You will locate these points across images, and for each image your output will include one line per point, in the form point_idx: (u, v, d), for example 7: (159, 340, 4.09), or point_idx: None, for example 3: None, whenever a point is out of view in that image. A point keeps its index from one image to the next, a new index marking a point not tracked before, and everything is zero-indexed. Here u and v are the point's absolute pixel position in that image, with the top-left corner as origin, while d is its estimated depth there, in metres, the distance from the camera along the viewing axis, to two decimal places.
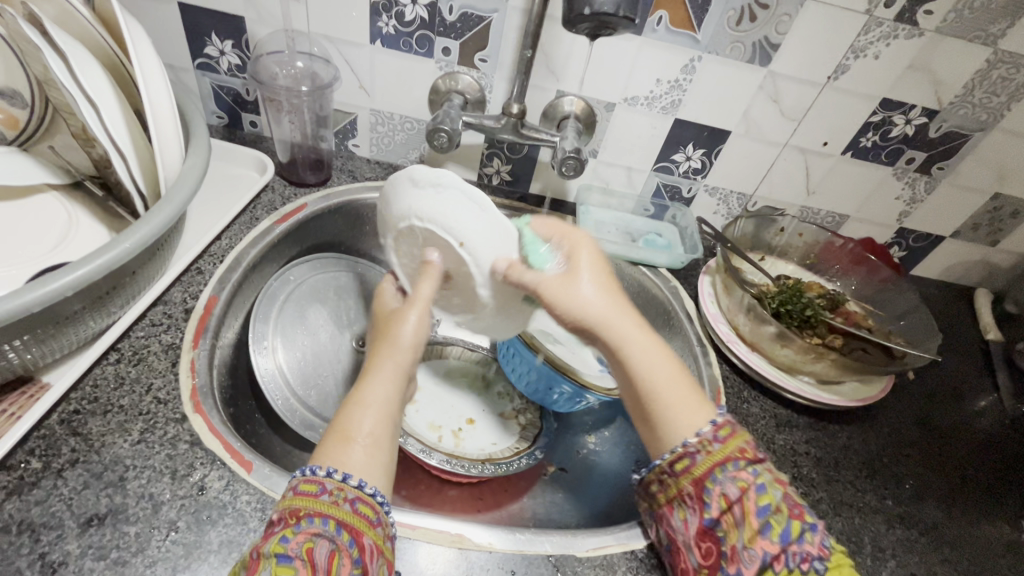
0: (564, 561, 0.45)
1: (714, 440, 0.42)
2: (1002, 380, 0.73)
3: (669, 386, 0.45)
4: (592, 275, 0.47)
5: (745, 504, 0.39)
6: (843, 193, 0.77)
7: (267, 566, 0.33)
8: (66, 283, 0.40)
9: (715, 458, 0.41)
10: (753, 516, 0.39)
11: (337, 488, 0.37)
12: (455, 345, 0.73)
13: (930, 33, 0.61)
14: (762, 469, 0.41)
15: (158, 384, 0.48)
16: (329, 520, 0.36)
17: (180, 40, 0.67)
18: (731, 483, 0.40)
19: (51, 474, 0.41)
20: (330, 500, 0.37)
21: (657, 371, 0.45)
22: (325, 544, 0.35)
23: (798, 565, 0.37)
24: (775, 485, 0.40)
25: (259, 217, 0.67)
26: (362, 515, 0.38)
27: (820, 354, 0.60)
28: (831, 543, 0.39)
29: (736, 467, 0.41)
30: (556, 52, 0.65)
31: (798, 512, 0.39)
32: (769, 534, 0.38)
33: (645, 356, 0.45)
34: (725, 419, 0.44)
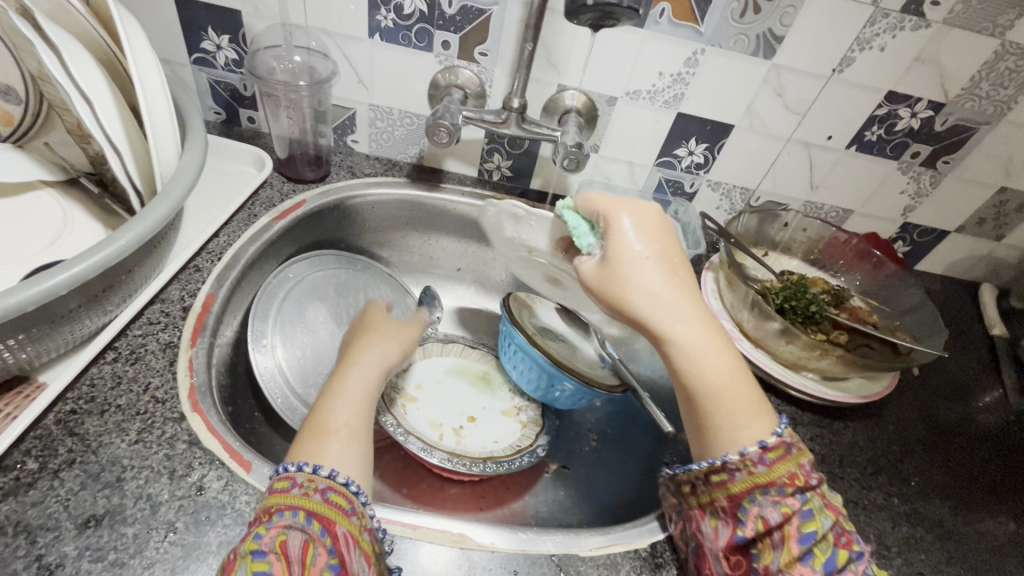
0: (568, 561, 0.44)
1: (760, 462, 0.41)
2: (1007, 376, 0.72)
3: (729, 393, 0.43)
4: (661, 271, 0.43)
5: (786, 529, 0.39)
6: (847, 187, 0.76)
7: (243, 564, 0.34)
8: (60, 281, 0.40)
9: (759, 480, 0.41)
10: (795, 543, 0.39)
11: (307, 481, 0.39)
12: (456, 343, 0.73)
13: (937, 24, 0.60)
14: (810, 496, 0.40)
15: (156, 383, 0.47)
16: (299, 511, 0.37)
17: (177, 35, 0.66)
18: (772, 507, 0.40)
19: (47, 475, 0.40)
20: (300, 492, 0.39)
21: (716, 375, 0.43)
22: (299, 534, 0.36)
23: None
24: (822, 512, 0.40)
25: (257, 214, 0.66)
26: (335, 505, 0.39)
27: (825, 350, 0.59)
28: (871, 570, 0.40)
29: (781, 492, 0.40)
30: (557, 45, 0.64)
31: (843, 540, 0.40)
32: (810, 561, 0.38)
33: (707, 363, 0.43)
34: (779, 440, 0.42)
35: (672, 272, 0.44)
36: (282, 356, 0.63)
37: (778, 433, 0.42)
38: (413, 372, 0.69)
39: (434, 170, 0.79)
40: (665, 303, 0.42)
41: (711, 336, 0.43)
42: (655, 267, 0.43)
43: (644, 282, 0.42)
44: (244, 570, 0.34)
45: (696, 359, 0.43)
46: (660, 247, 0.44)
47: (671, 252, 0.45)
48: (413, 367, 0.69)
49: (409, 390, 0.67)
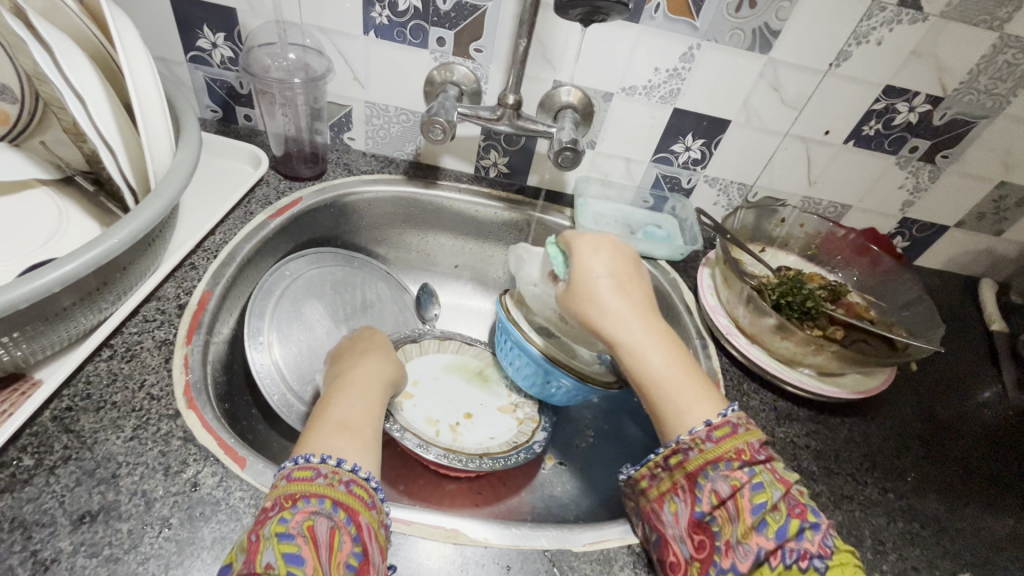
0: (561, 556, 0.44)
1: (708, 439, 0.43)
2: (1006, 371, 0.72)
3: (677, 388, 0.46)
4: (612, 282, 0.49)
5: (738, 501, 0.40)
6: (845, 182, 0.76)
7: (270, 545, 0.35)
8: (53, 279, 0.40)
9: (708, 456, 0.43)
10: (748, 514, 0.40)
11: (331, 472, 0.40)
12: (454, 339, 0.74)
13: (934, 18, 0.59)
14: (760, 470, 0.42)
15: (151, 380, 0.48)
16: (324, 499, 0.38)
17: (172, 33, 0.66)
18: (723, 481, 0.41)
19: (44, 471, 0.40)
20: (324, 482, 0.39)
21: (665, 373, 0.47)
22: (325, 521, 0.37)
23: (795, 561, 0.38)
24: (774, 484, 0.41)
25: (253, 212, 0.66)
26: (358, 497, 0.39)
27: (821, 346, 0.59)
28: (834, 541, 0.40)
29: (730, 466, 0.42)
30: (552, 41, 0.64)
31: (798, 511, 0.41)
32: (764, 531, 0.39)
33: (657, 358, 0.47)
34: (724, 419, 0.44)
35: (625, 287, 0.50)
36: (278, 352, 0.63)
37: (722, 414, 0.45)
38: (410, 367, 0.69)
39: (430, 168, 0.79)
40: (616, 310, 0.48)
41: (661, 340, 0.48)
42: (609, 280, 0.49)
43: (600, 291, 0.49)
44: (272, 551, 0.34)
45: (645, 357, 0.47)
46: (614, 264, 0.51)
47: (625, 270, 0.51)
48: (410, 364, 0.69)
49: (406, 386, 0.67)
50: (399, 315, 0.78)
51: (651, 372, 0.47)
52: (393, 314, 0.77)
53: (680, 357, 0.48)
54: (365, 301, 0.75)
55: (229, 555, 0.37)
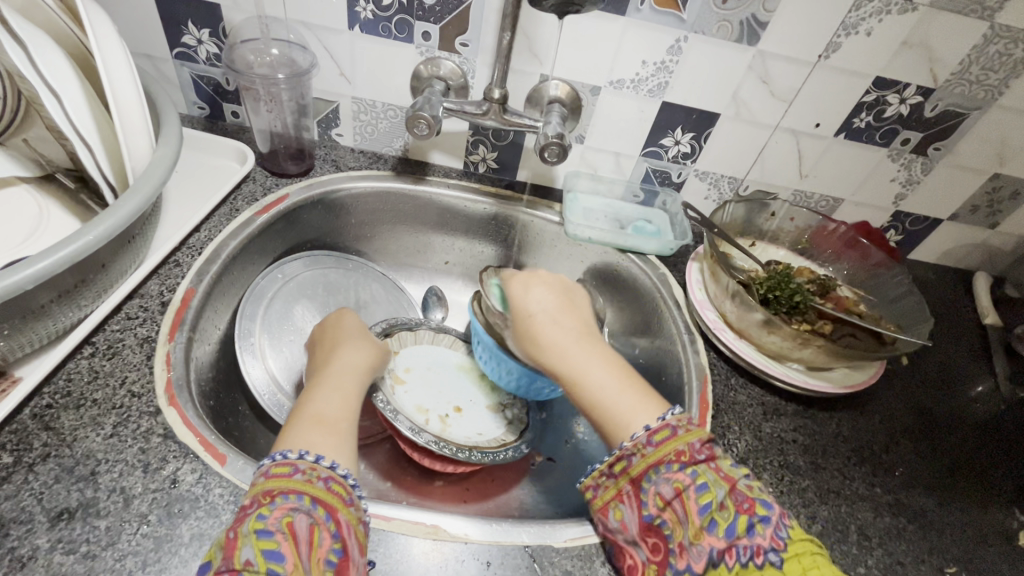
0: (541, 552, 0.44)
1: (649, 444, 0.44)
2: (999, 365, 0.72)
3: (615, 404, 0.47)
4: (546, 311, 0.53)
5: (684, 501, 0.40)
6: (836, 176, 0.75)
7: (249, 542, 0.35)
8: (27, 276, 0.40)
9: (650, 460, 0.43)
10: (695, 515, 0.39)
11: (309, 468, 0.40)
12: (448, 334, 0.73)
13: (924, 8, 0.59)
14: (703, 469, 0.41)
15: (132, 377, 0.48)
16: (303, 496, 0.38)
17: (157, 29, 0.66)
18: (666, 483, 0.42)
19: (22, 469, 0.40)
20: (303, 478, 0.39)
21: (603, 391, 0.48)
22: (304, 517, 0.37)
23: (750, 559, 0.37)
24: (719, 483, 0.41)
25: (239, 209, 0.66)
26: (336, 493, 0.39)
27: (806, 339, 0.58)
28: (789, 532, 0.38)
29: (672, 468, 0.42)
30: (538, 35, 0.64)
31: (748, 506, 0.39)
32: (715, 530, 0.38)
33: (597, 377, 0.49)
34: (661, 421, 0.45)
35: (565, 317, 0.53)
36: (270, 357, 0.64)
37: (659, 418, 0.45)
38: (404, 355, 0.69)
39: (420, 163, 0.78)
40: (553, 338, 0.51)
41: (599, 362, 0.50)
42: (546, 316, 0.53)
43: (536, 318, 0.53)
44: (251, 547, 0.34)
45: (584, 379, 0.49)
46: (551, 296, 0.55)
47: (562, 303, 0.55)
48: (402, 352, 0.69)
49: (398, 372, 0.67)
50: (390, 312, 0.78)
51: (590, 392, 0.48)
52: (385, 312, 0.78)
53: (620, 376, 0.49)
54: (358, 301, 0.76)
55: (207, 555, 0.37)
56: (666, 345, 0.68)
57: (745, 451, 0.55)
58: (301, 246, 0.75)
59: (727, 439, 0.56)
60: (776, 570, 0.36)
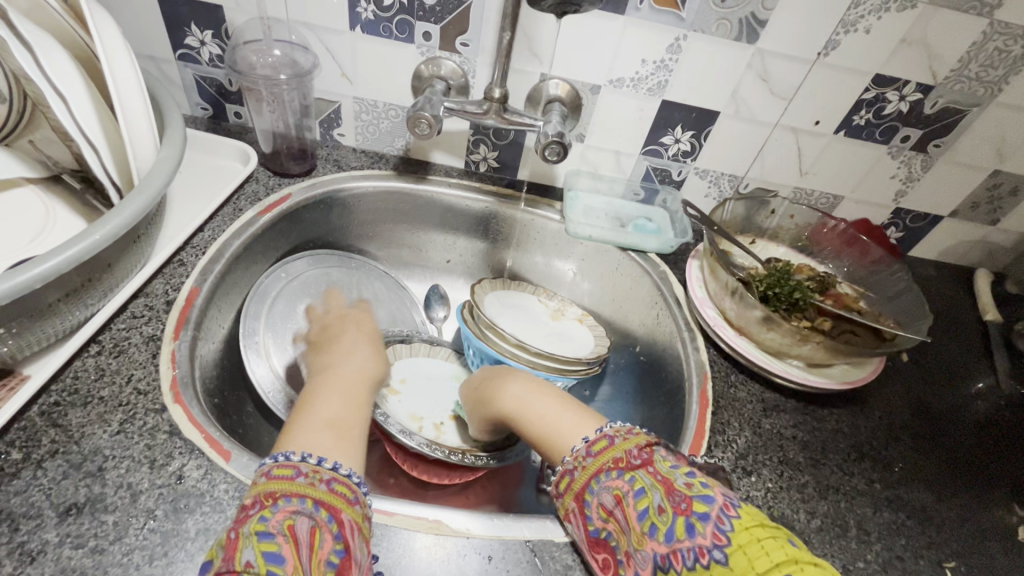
0: (542, 546, 0.45)
1: (588, 455, 0.45)
2: (1000, 361, 0.72)
3: (559, 426, 0.50)
4: (486, 381, 0.60)
5: (623, 509, 0.40)
6: (836, 173, 0.75)
7: (251, 543, 0.35)
8: (35, 275, 0.41)
9: (590, 471, 0.44)
10: (634, 522, 0.40)
11: (313, 471, 0.41)
12: (443, 346, 0.75)
13: (923, 5, 0.59)
14: (641, 474, 0.41)
15: (139, 374, 0.48)
16: (306, 499, 0.39)
17: (160, 31, 0.67)
18: (606, 492, 0.42)
19: (31, 465, 0.41)
20: (306, 481, 0.40)
21: (548, 422, 0.51)
22: (305, 520, 0.37)
23: (696, 560, 0.37)
24: (656, 486, 0.40)
25: (243, 208, 0.67)
26: (340, 495, 0.40)
27: (806, 336, 0.59)
28: (733, 523, 0.37)
29: (610, 476, 0.43)
30: (537, 34, 0.64)
31: (686, 505, 0.39)
32: (655, 535, 0.38)
33: (546, 411, 0.52)
34: (600, 433, 0.46)
35: (489, 376, 0.60)
36: (273, 355, 0.64)
37: (597, 431, 0.47)
38: (399, 366, 0.69)
39: (421, 163, 0.79)
40: (485, 391, 0.58)
41: (541, 396, 0.54)
42: (484, 381, 0.60)
43: (482, 388, 0.59)
44: (252, 548, 0.35)
45: (530, 415, 0.53)
46: (490, 371, 0.62)
47: (497, 370, 0.61)
48: (397, 363, 0.69)
49: (393, 383, 0.67)
50: (392, 311, 0.79)
51: (538, 424, 0.52)
52: (387, 311, 0.78)
53: (564, 406, 0.53)
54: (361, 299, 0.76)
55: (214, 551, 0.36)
56: (667, 343, 0.69)
57: (744, 447, 0.55)
58: (303, 246, 0.76)
59: (727, 434, 0.56)
60: (720, 568, 0.35)
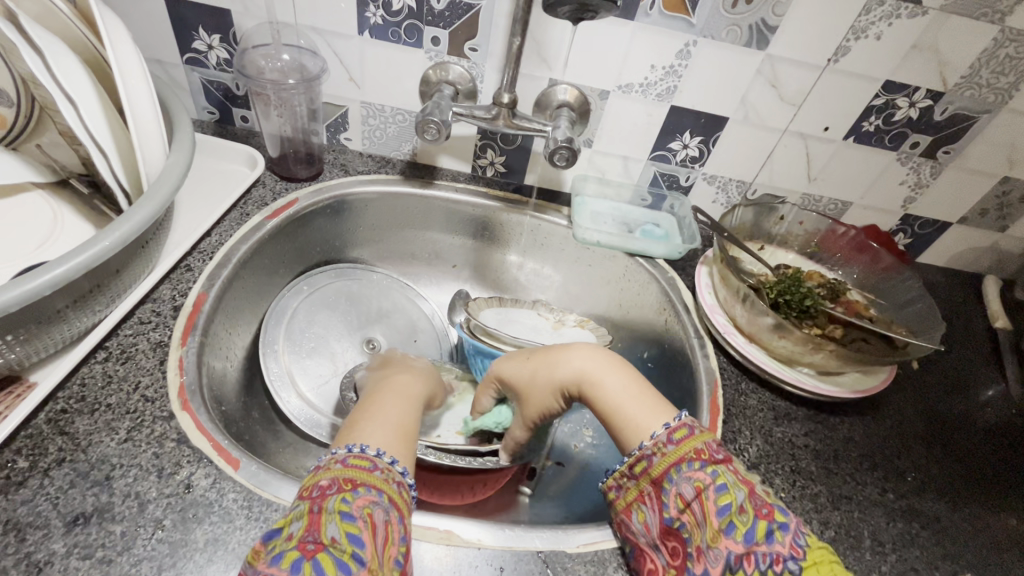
0: (554, 557, 0.44)
1: (668, 443, 0.44)
2: (1011, 369, 0.71)
3: (620, 405, 0.48)
4: (514, 365, 0.56)
5: (702, 503, 0.39)
6: (846, 180, 0.75)
7: (334, 520, 0.35)
8: (44, 282, 0.40)
9: (670, 459, 0.43)
10: (713, 517, 0.38)
11: (387, 468, 0.41)
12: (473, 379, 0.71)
13: (933, 11, 0.59)
14: (725, 471, 0.41)
15: (146, 382, 0.48)
16: (383, 493, 0.39)
17: (168, 36, 0.67)
18: (687, 483, 0.41)
19: (38, 473, 0.41)
20: (381, 476, 0.40)
21: (619, 395, 0.49)
22: (381, 512, 0.37)
23: (770, 567, 0.35)
24: (738, 486, 0.40)
25: (250, 213, 0.66)
26: (404, 500, 0.40)
27: (819, 344, 0.58)
28: (808, 540, 0.37)
29: (692, 467, 0.41)
30: (546, 39, 0.64)
31: (767, 512, 0.38)
32: (733, 534, 0.37)
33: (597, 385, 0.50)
34: (681, 422, 0.45)
35: (524, 356, 0.57)
36: (291, 364, 0.67)
37: (676, 418, 0.45)
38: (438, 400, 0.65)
39: (428, 167, 0.79)
40: (521, 371, 0.55)
41: (606, 364, 0.51)
42: (514, 365, 0.57)
43: (515, 371, 0.56)
44: (336, 526, 0.35)
45: (595, 381, 0.50)
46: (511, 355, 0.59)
47: (522, 353, 0.58)
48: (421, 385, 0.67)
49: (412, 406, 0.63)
50: (410, 318, 0.79)
51: (604, 396, 0.49)
52: (405, 318, 0.78)
53: (632, 377, 0.50)
54: (379, 309, 0.77)
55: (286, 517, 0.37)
56: (676, 350, 0.68)
57: (755, 456, 0.55)
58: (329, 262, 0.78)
59: (739, 443, 0.56)
60: None
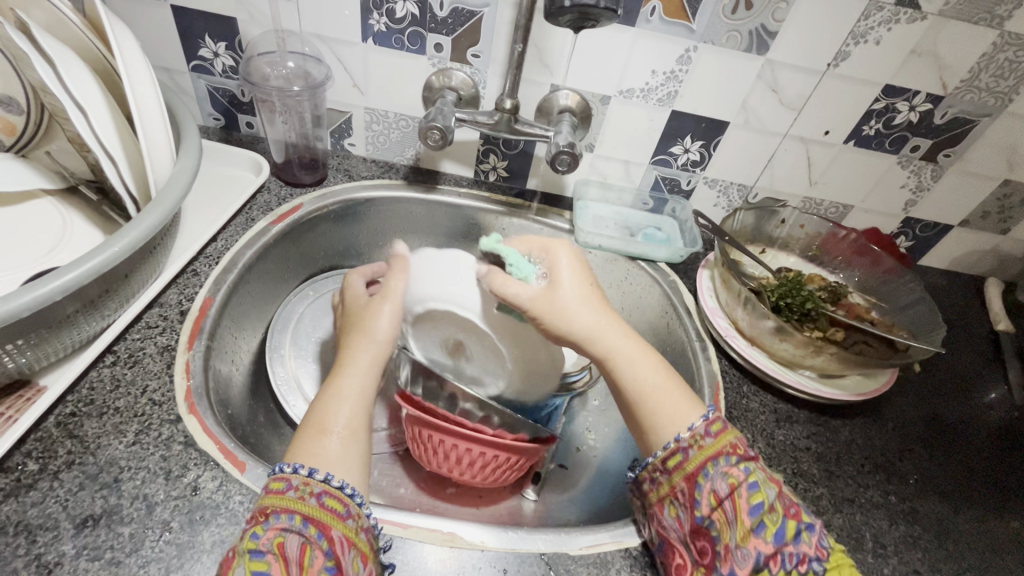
0: (557, 559, 0.44)
1: (706, 435, 0.45)
2: (1012, 372, 0.71)
3: (656, 396, 0.48)
4: (572, 283, 0.51)
5: (735, 500, 0.41)
6: (847, 184, 0.75)
7: (242, 562, 0.35)
8: (55, 287, 0.41)
9: (707, 454, 0.44)
10: (746, 515, 0.40)
11: (302, 484, 0.39)
12: None
13: (933, 17, 0.59)
14: (755, 468, 0.43)
15: (153, 386, 0.48)
16: (295, 515, 0.38)
17: (175, 43, 0.68)
18: (721, 479, 0.42)
19: (47, 476, 0.41)
20: (295, 496, 0.39)
21: (653, 382, 0.49)
22: (296, 536, 0.37)
23: (795, 566, 0.38)
24: (768, 484, 0.42)
25: (255, 218, 0.67)
26: (329, 509, 0.39)
27: (819, 347, 0.58)
28: (830, 543, 0.40)
29: (728, 463, 0.43)
30: (549, 46, 0.65)
31: (794, 512, 0.41)
32: (763, 533, 0.39)
33: (633, 366, 0.50)
34: (717, 415, 0.46)
35: (585, 279, 0.52)
36: (297, 367, 0.67)
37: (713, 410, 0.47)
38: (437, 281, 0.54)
39: (431, 171, 0.79)
40: (576, 289, 0.51)
41: (641, 351, 0.51)
42: (574, 284, 0.51)
43: (573, 289, 0.50)
44: (243, 568, 0.35)
45: (631, 365, 0.50)
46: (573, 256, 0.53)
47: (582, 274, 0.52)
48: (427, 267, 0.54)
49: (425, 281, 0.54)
50: None
51: (638, 381, 0.49)
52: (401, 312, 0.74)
53: (654, 360, 0.51)
54: None
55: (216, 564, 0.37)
56: (677, 353, 0.68)
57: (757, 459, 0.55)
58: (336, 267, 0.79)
59: None
60: None
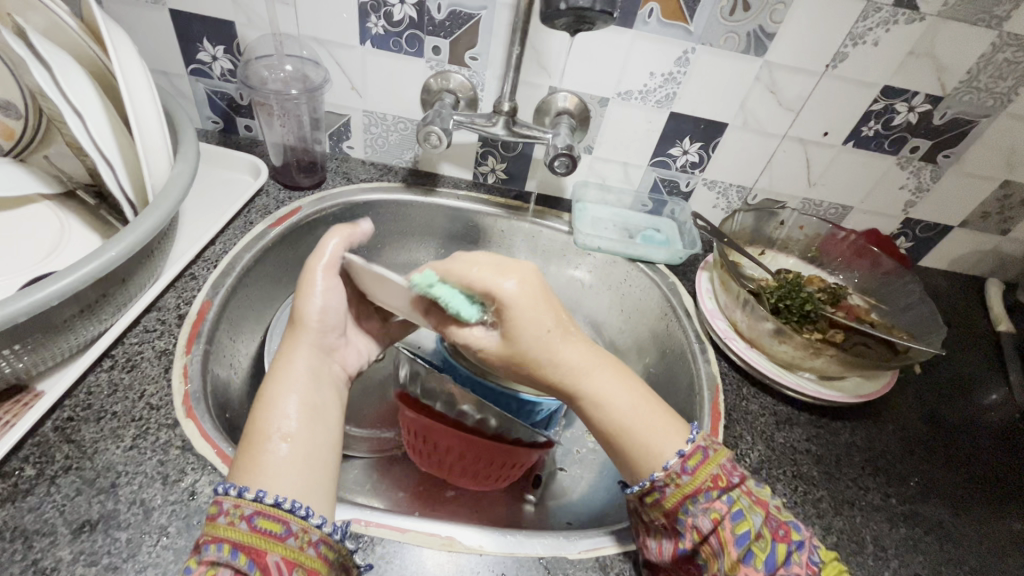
0: (556, 563, 0.44)
1: (683, 472, 0.41)
2: (1014, 374, 0.71)
3: (632, 426, 0.44)
4: (527, 317, 0.43)
5: (721, 534, 0.40)
6: (846, 185, 0.75)
7: None
8: (52, 292, 0.41)
9: (686, 491, 0.41)
10: (732, 547, 0.39)
11: (233, 507, 0.35)
12: None
13: (931, 18, 0.59)
14: (737, 495, 0.41)
15: (151, 390, 0.48)
16: (224, 544, 0.34)
17: (173, 47, 0.68)
18: (704, 515, 0.40)
19: (44, 481, 0.41)
20: (225, 522, 0.34)
21: (628, 413, 0.44)
22: (226, 569, 0.33)
23: None
24: (753, 508, 0.41)
25: (253, 222, 0.67)
26: (263, 531, 0.34)
27: (819, 349, 0.58)
28: (820, 556, 0.40)
29: (709, 497, 0.41)
30: (546, 48, 0.65)
31: (783, 533, 0.40)
32: (752, 561, 0.39)
33: (605, 395, 0.45)
34: (697, 445, 0.43)
35: (543, 306, 0.44)
36: None
37: (692, 440, 0.43)
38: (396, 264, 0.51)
39: (430, 174, 0.79)
40: (534, 324, 0.43)
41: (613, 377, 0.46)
42: (531, 320, 0.43)
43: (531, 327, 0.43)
44: None
45: (605, 398, 0.45)
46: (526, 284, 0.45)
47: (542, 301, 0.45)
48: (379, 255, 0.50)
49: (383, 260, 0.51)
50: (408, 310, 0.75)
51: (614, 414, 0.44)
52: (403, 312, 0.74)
53: (627, 384, 0.46)
54: None
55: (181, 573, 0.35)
56: (676, 355, 0.68)
57: (757, 462, 0.55)
58: None
59: (741, 449, 0.56)
60: None
